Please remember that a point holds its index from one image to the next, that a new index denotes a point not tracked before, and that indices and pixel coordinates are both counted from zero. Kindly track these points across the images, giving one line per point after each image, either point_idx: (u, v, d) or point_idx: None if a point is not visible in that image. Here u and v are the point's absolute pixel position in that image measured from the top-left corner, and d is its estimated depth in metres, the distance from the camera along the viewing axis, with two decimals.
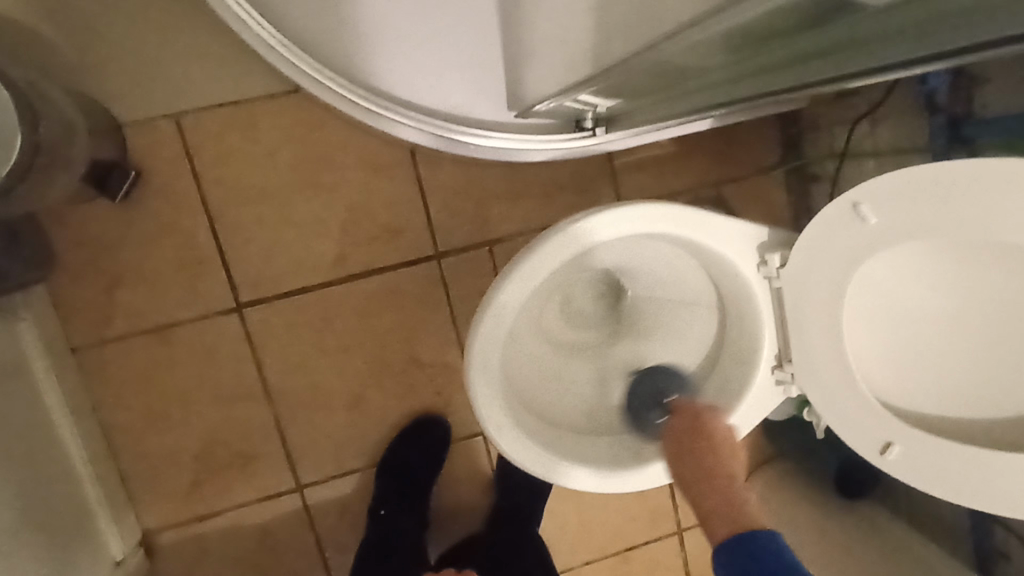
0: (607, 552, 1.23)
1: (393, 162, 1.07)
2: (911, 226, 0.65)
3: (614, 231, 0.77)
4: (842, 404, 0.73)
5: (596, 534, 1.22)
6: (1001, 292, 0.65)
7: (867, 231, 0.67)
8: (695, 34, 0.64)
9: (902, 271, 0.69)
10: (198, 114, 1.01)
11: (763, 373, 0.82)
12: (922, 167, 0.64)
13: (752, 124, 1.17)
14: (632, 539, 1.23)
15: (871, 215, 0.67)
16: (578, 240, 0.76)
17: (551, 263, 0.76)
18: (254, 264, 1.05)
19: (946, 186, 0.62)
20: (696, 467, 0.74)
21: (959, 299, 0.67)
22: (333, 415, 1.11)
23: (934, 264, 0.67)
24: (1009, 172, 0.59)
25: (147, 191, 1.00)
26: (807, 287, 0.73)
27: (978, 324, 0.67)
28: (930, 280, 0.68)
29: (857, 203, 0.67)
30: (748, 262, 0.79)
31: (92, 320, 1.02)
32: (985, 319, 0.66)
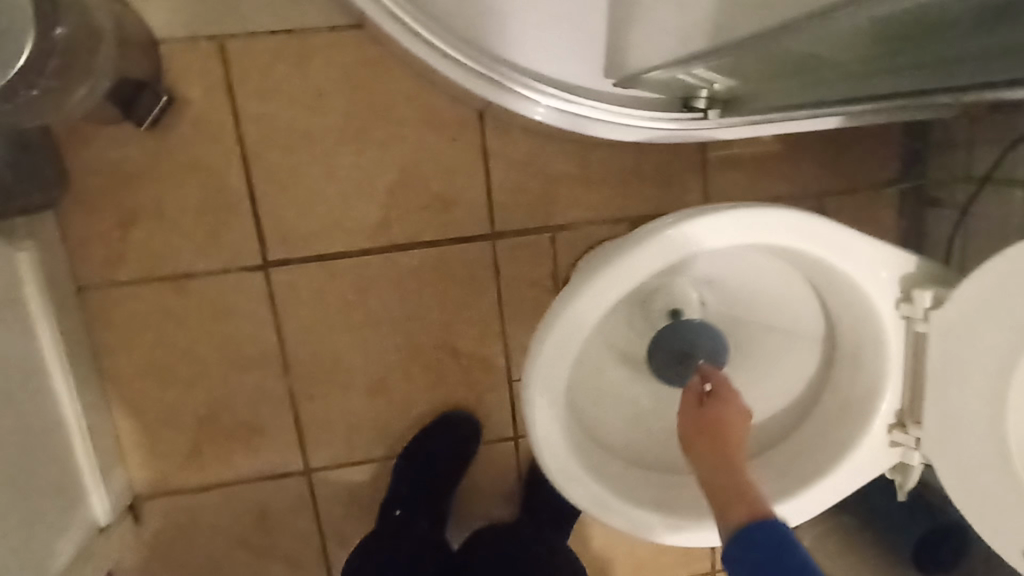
0: None
1: (458, 123, 0.93)
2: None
3: (726, 240, 0.63)
4: (986, 486, 0.61)
5: (624, 564, 1.10)
6: None
7: None
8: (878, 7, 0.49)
9: None
10: (245, 39, 0.88)
11: (875, 432, 0.68)
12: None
13: (871, 131, 1.01)
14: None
15: None
16: (681, 244, 0.62)
17: (642, 269, 0.62)
18: (289, 219, 0.93)
19: None
20: (700, 455, 0.62)
21: None
22: (355, 398, 0.99)
23: None
24: None
25: (179, 120, 0.88)
26: (969, 337, 0.60)
27: None
28: None
29: None
30: (883, 296, 0.65)
31: (103, 258, 0.91)
32: None
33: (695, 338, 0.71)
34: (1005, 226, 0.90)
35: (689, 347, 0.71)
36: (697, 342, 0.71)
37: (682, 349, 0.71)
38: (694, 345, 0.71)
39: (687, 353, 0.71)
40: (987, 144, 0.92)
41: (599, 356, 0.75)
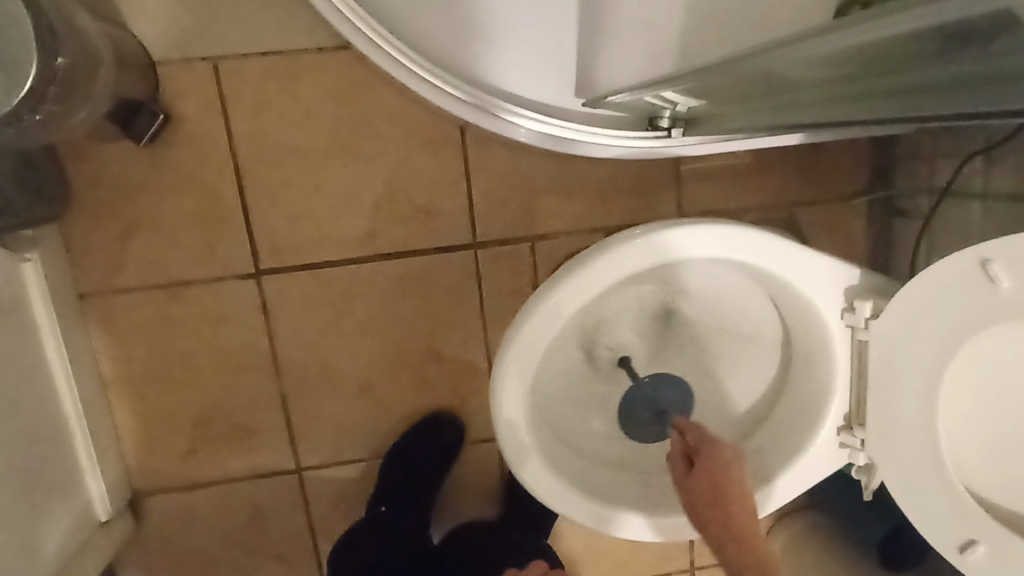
0: None
1: (440, 138, 0.98)
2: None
3: (680, 254, 0.67)
4: (923, 487, 0.65)
5: (604, 561, 1.14)
6: None
7: (994, 295, 0.57)
8: (807, 44, 0.54)
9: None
10: (237, 60, 0.92)
11: (824, 433, 0.73)
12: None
13: (841, 144, 1.05)
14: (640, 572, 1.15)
15: (1003, 277, 0.56)
16: (638, 259, 0.66)
17: (601, 282, 0.67)
18: (279, 230, 0.97)
19: None
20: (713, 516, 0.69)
21: None
22: (343, 399, 1.04)
23: None
24: None
25: (175, 137, 0.93)
26: (902, 347, 0.64)
27: None
28: None
29: (988, 260, 0.57)
30: (830, 307, 0.69)
31: (103, 267, 0.96)
32: None
33: (658, 392, 0.79)
34: (965, 237, 0.94)
35: (661, 407, 0.79)
36: (664, 396, 0.79)
37: (654, 408, 0.79)
38: (660, 397, 0.79)
39: (655, 407, 0.79)
40: (948, 158, 0.96)
41: (571, 364, 0.78)
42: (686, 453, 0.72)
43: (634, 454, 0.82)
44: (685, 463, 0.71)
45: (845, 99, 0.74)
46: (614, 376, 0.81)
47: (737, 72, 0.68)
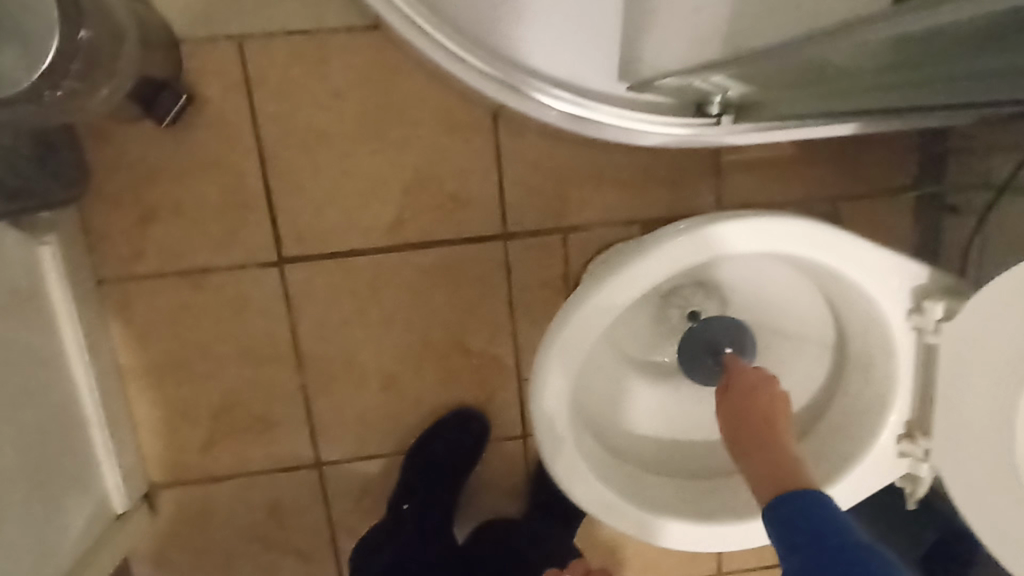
0: None
1: (472, 124, 0.94)
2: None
3: (737, 247, 0.63)
4: (994, 499, 0.59)
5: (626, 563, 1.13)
6: None
7: None
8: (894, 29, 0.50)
9: None
10: (262, 39, 0.89)
11: (881, 442, 0.68)
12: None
13: (889, 137, 1.00)
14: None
15: None
16: (693, 250, 0.62)
17: (652, 274, 0.62)
18: (304, 217, 0.94)
19: None
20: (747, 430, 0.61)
21: None
22: (365, 394, 1.00)
23: None
24: None
25: (197, 119, 0.90)
26: (983, 350, 0.59)
27: None
28: None
29: None
30: (894, 306, 0.65)
31: (123, 253, 0.93)
32: None
33: (716, 335, 0.70)
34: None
35: (717, 344, 0.70)
36: (721, 337, 0.70)
37: (711, 347, 0.70)
38: (718, 338, 0.70)
39: (714, 348, 0.70)
40: (1005, 151, 0.91)
41: (611, 362, 0.74)
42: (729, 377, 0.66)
43: (678, 458, 0.77)
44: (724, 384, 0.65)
45: (916, 83, 0.68)
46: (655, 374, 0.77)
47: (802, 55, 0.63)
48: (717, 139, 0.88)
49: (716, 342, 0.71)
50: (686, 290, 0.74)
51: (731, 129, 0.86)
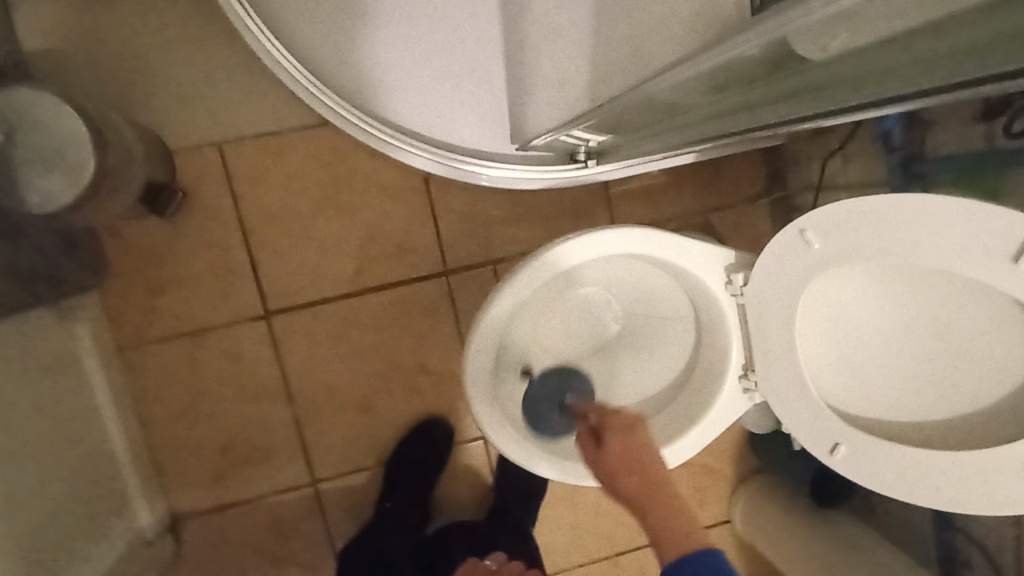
0: (597, 556, 1.34)
1: (408, 188, 1.19)
2: (865, 249, 0.70)
3: (593, 248, 0.87)
4: (795, 408, 0.81)
5: (586, 538, 1.33)
6: (939, 311, 0.71)
7: (814, 254, 0.74)
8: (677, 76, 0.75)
9: (853, 289, 0.76)
10: (237, 142, 1.14)
11: (729, 384, 0.91)
12: (866, 199, 0.69)
13: (740, 159, 1.27)
14: (621, 544, 1.34)
15: (816, 240, 0.74)
16: (561, 255, 0.86)
17: (535, 276, 0.86)
18: (282, 276, 1.17)
19: (888, 219, 0.68)
20: (627, 474, 0.82)
21: (901, 316, 0.74)
22: (347, 416, 1.21)
23: (880, 284, 0.74)
24: (955, 209, 0.64)
25: (190, 209, 1.14)
26: (767, 304, 0.80)
27: (919, 337, 0.73)
28: (881, 300, 0.74)
29: (804, 229, 0.74)
30: (715, 281, 0.89)
31: (137, 323, 1.15)
32: (928, 334, 0.72)
33: (558, 389, 0.97)
34: None
35: (562, 399, 0.96)
36: (566, 391, 0.97)
37: (557, 402, 0.96)
38: (563, 392, 0.97)
39: (560, 399, 0.96)
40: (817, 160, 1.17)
41: (530, 355, 0.97)
42: (596, 428, 0.87)
43: None
44: (594, 440, 0.86)
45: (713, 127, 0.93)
46: (568, 357, 0.99)
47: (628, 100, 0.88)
48: (592, 177, 1.15)
49: (558, 398, 0.96)
50: (580, 292, 0.97)
51: (599, 168, 1.13)
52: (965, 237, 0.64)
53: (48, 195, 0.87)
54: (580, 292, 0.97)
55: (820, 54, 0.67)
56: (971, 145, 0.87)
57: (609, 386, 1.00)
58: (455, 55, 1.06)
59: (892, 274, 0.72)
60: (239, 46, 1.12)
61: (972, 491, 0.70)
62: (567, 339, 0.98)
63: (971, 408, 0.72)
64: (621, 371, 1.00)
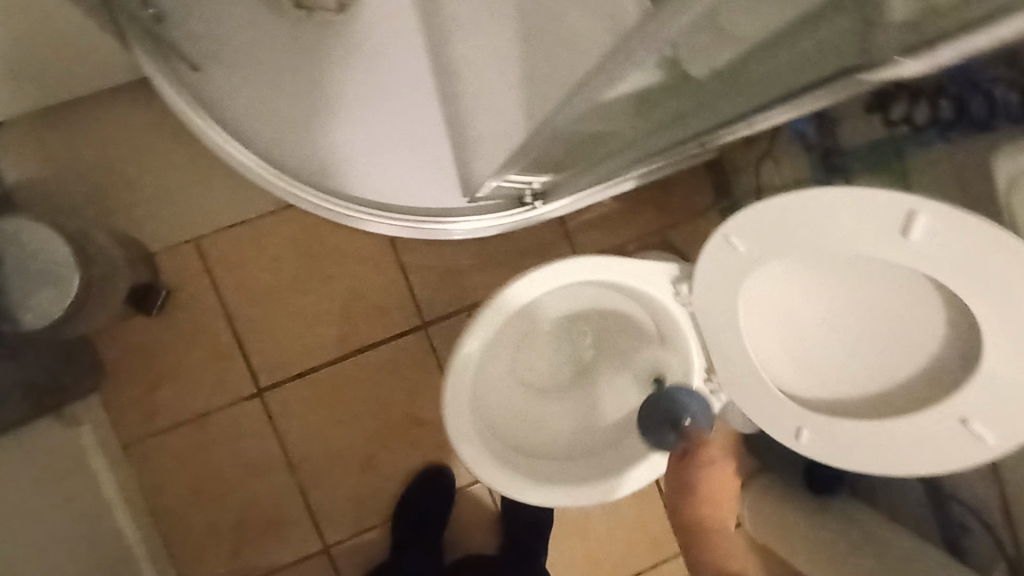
0: None
1: (376, 252, 1.26)
2: (783, 245, 0.76)
3: (545, 282, 0.93)
4: (754, 401, 0.85)
5: (603, 564, 1.34)
6: (862, 289, 0.76)
7: (741, 256, 0.80)
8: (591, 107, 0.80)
9: (783, 281, 0.81)
10: (212, 235, 1.21)
11: (696, 388, 0.95)
12: (768, 200, 0.75)
13: (684, 176, 1.35)
14: (638, 565, 1.35)
15: (741, 243, 0.79)
16: (514, 294, 0.93)
17: (494, 317, 0.92)
18: (270, 353, 1.23)
19: (796, 216, 0.73)
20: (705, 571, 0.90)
21: (831, 300, 0.79)
22: (349, 478, 1.25)
23: (806, 273, 0.79)
24: (850, 198, 0.69)
25: (177, 304, 1.20)
26: (712, 309, 0.86)
27: (850, 316, 0.78)
28: (809, 288, 0.80)
29: (728, 234, 0.80)
30: (665, 293, 0.94)
31: (138, 418, 1.20)
32: (857, 312, 0.78)
33: (672, 402, 0.94)
34: None
35: (675, 417, 0.94)
36: (677, 406, 0.94)
37: (669, 418, 0.94)
38: (682, 406, 0.94)
39: (675, 417, 0.94)
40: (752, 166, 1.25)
41: (509, 390, 1.02)
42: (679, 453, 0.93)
43: (582, 443, 1.02)
44: (679, 456, 0.93)
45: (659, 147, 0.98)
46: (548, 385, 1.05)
47: (565, 137, 0.94)
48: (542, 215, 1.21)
49: (674, 413, 0.94)
50: (545, 324, 1.04)
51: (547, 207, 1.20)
52: (863, 220, 0.69)
53: (39, 313, 0.94)
54: (545, 324, 1.04)
55: (713, 69, 0.74)
56: (873, 132, 0.93)
57: (589, 409, 1.04)
58: (395, 122, 1.12)
59: (812, 261, 0.78)
60: (203, 148, 1.20)
61: (922, 455, 0.73)
62: (543, 371, 1.05)
63: (910, 376, 0.76)
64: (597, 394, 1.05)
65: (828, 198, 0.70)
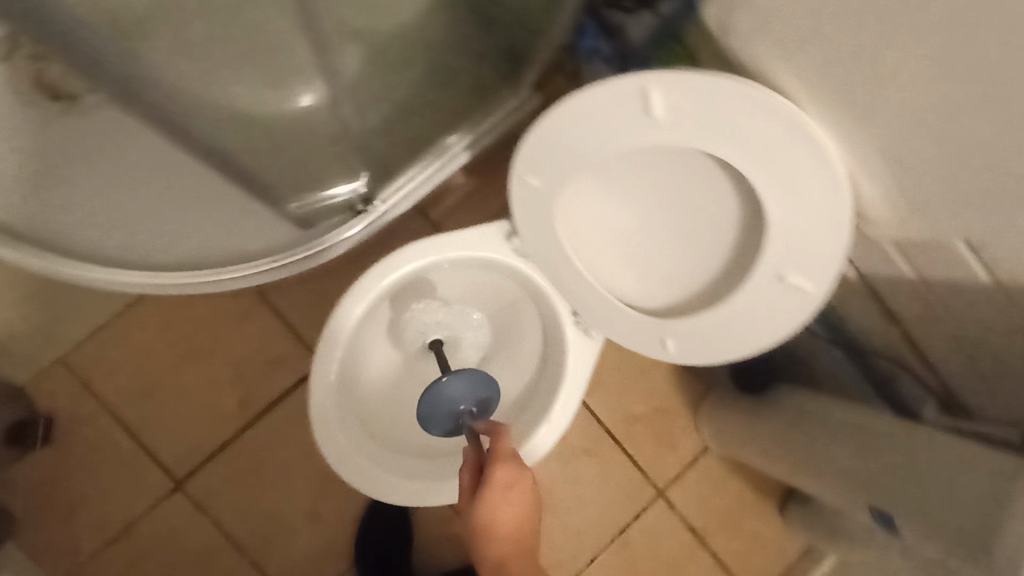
0: (605, 543, 1.37)
1: (247, 308, 1.22)
2: (575, 167, 0.70)
3: (374, 286, 0.91)
4: (614, 327, 0.82)
5: (587, 530, 1.37)
6: (665, 180, 0.72)
7: (544, 191, 0.74)
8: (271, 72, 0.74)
9: (598, 199, 0.77)
10: (76, 348, 1.17)
11: (569, 333, 0.93)
12: (538, 126, 0.69)
13: None
14: (621, 522, 1.37)
15: (537, 178, 0.74)
16: (348, 313, 0.90)
17: (337, 342, 0.90)
18: (175, 443, 1.19)
19: (569, 133, 0.68)
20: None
21: (644, 200, 0.75)
22: (298, 536, 1.22)
23: (611, 184, 0.75)
24: (605, 97, 0.63)
25: (64, 428, 1.16)
26: (545, 253, 0.81)
27: (668, 210, 0.74)
28: (621, 196, 0.76)
29: (522, 173, 0.74)
30: (504, 251, 0.91)
31: (66, 552, 1.16)
32: (672, 204, 0.74)
33: (450, 394, 0.85)
34: None
35: (454, 410, 0.86)
36: (460, 399, 0.85)
37: (449, 414, 0.86)
38: (457, 400, 0.85)
39: (453, 412, 0.86)
40: None
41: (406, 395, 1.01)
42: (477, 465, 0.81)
43: (492, 420, 1.02)
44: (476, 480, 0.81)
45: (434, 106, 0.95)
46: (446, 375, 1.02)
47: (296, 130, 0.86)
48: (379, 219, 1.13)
49: (453, 404, 0.85)
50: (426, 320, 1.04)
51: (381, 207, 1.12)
52: (625, 115, 0.64)
53: None
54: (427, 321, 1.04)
55: None
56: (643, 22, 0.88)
57: (497, 385, 1.05)
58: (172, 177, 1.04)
59: (598, 174, 0.73)
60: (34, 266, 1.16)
61: (773, 324, 0.70)
62: (442, 364, 1.05)
63: (743, 251, 0.71)
64: (500, 367, 1.05)
65: (587, 104, 0.65)
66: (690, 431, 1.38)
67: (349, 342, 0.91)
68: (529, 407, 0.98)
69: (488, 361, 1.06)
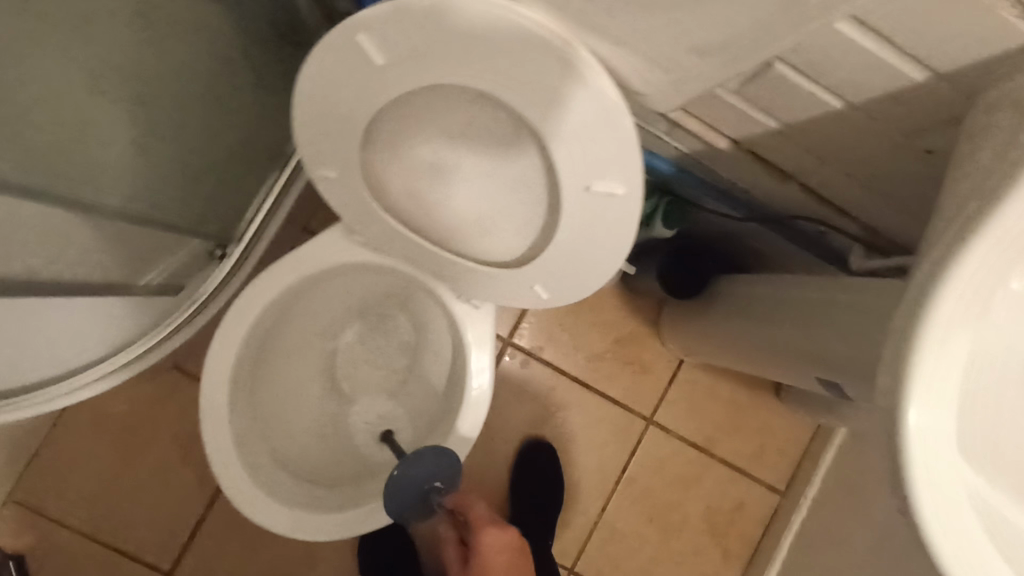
0: (612, 487, 1.32)
1: (171, 386, 1.19)
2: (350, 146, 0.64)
3: (241, 336, 0.84)
4: (486, 288, 0.76)
5: (588, 481, 1.31)
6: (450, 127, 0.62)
7: (345, 179, 0.69)
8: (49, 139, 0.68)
9: (404, 169, 0.68)
10: (19, 482, 1.15)
11: (457, 306, 0.86)
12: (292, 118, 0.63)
13: None
14: (620, 462, 1.32)
15: (330, 169, 0.68)
16: (220, 367, 0.83)
17: (222, 405, 0.83)
18: (150, 539, 1.17)
19: (318, 115, 0.61)
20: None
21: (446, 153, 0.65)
22: None
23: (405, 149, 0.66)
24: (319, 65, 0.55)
25: (38, 560, 1.15)
26: (388, 236, 0.76)
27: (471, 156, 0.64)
28: (422, 158, 0.66)
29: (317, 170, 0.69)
30: (357, 251, 0.85)
31: None
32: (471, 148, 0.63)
33: (413, 474, 0.80)
34: None
35: (423, 486, 0.82)
36: (421, 472, 0.81)
37: (418, 490, 0.81)
38: (420, 476, 0.81)
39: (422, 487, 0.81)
40: None
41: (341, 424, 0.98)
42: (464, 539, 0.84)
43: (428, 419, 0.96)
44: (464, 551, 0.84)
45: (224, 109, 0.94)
46: (365, 392, 1.02)
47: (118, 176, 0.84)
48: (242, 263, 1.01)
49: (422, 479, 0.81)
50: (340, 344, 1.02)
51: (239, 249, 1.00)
52: (348, 77, 0.56)
53: None
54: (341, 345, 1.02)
55: None
56: None
57: (428, 383, 0.99)
58: None
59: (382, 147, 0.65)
60: None
61: (613, 240, 0.61)
62: (375, 380, 1.03)
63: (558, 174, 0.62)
64: (424, 364, 0.99)
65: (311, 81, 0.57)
66: (658, 350, 1.32)
67: (236, 395, 0.85)
68: (452, 395, 0.92)
69: (414, 361, 1.01)
